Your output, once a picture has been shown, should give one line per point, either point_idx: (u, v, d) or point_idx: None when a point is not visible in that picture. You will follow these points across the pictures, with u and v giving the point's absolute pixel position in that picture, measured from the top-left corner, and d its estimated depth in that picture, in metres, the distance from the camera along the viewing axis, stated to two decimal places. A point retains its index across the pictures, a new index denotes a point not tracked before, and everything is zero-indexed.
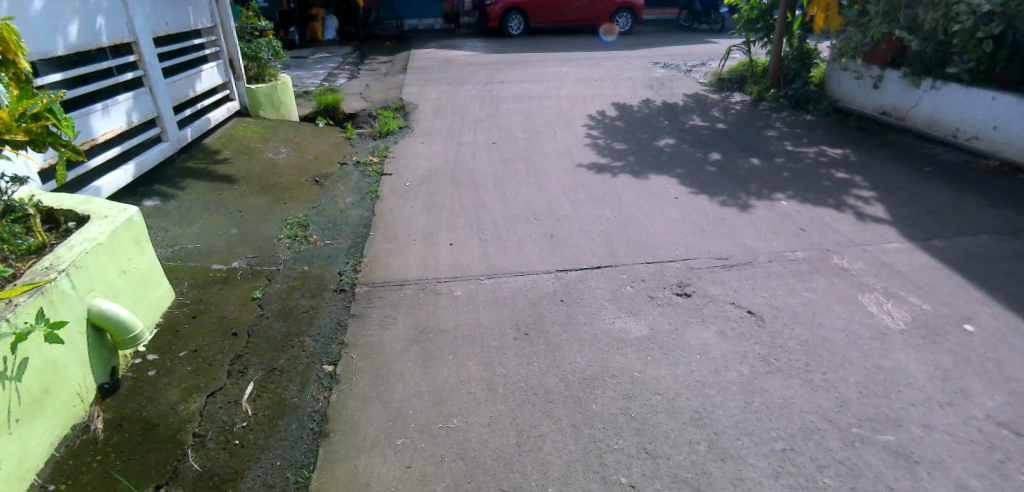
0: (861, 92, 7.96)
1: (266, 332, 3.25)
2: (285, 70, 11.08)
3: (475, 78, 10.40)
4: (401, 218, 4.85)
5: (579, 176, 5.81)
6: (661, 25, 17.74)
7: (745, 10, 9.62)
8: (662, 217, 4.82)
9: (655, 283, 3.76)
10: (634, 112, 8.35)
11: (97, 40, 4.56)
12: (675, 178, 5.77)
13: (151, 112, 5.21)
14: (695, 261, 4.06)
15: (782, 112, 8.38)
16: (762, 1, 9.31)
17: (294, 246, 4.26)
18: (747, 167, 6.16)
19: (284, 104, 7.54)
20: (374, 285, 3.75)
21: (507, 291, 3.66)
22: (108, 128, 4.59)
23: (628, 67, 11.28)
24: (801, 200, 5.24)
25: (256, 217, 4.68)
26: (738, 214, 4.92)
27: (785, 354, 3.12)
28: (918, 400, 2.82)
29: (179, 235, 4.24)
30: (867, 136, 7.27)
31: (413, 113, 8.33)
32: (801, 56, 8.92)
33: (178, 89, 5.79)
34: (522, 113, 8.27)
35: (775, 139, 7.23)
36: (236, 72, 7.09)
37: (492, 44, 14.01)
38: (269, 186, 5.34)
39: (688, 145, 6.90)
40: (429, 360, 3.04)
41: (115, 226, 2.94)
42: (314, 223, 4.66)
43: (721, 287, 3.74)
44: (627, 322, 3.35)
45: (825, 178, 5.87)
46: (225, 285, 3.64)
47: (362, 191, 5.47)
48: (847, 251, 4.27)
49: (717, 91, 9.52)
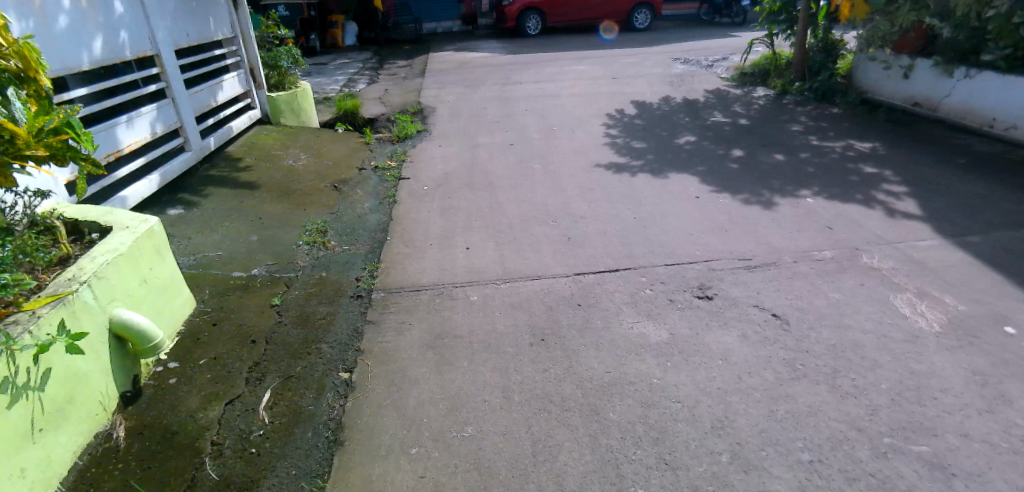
0: (891, 83, 8.06)
1: (284, 338, 3.26)
2: (306, 76, 11.27)
3: (492, 79, 10.43)
4: (418, 221, 4.87)
5: (597, 176, 5.74)
6: (681, 19, 17.58)
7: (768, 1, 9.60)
8: (682, 216, 4.73)
9: (675, 286, 3.68)
10: (654, 109, 8.28)
11: (121, 54, 4.66)
12: (696, 176, 5.66)
13: (174, 122, 5.31)
14: (716, 262, 3.96)
15: (808, 106, 8.46)
16: None
17: (313, 252, 4.29)
18: (771, 163, 6.03)
19: (305, 111, 7.66)
20: (390, 291, 3.74)
21: (523, 294, 3.63)
22: (132, 140, 4.69)
23: (648, 63, 11.22)
24: (827, 198, 5.10)
25: (276, 224, 4.74)
26: (761, 212, 4.82)
27: (812, 359, 3.02)
28: (953, 407, 2.71)
29: (200, 242, 4.31)
30: (895, 132, 7.09)
31: (432, 116, 8.38)
32: (826, 46, 8.97)
33: (200, 99, 5.89)
34: (540, 113, 8.26)
35: (800, 134, 7.07)
36: (257, 81, 7.22)
37: (511, 44, 14.04)
38: (290, 192, 5.44)
39: (709, 141, 6.78)
40: (444, 365, 3.02)
41: (136, 237, 2.99)
42: (333, 229, 4.70)
43: (744, 289, 3.65)
44: (646, 326, 3.28)
45: (853, 173, 5.71)
46: (245, 292, 3.68)
47: (380, 196, 5.50)
48: (878, 250, 4.16)
49: (740, 85, 9.63)
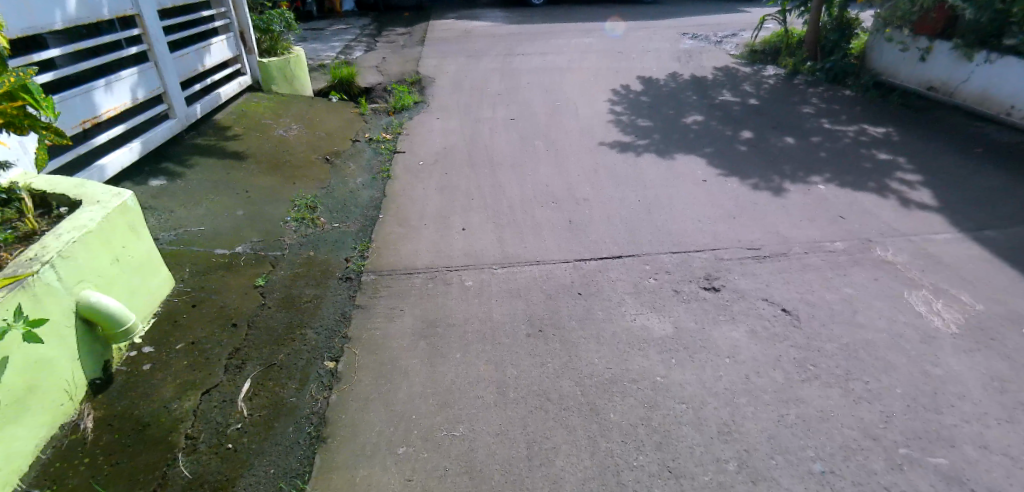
0: (906, 65, 7.84)
1: (267, 322, 3.08)
2: (302, 42, 10.92)
3: (494, 50, 10.10)
4: (414, 199, 4.67)
5: (600, 156, 5.52)
6: None
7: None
8: (688, 201, 4.53)
9: (680, 276, 3.50)
10: (661, 86, 8.02)
11: (97, 13, 4.37)
12: (704, 158, 5.45)
13: (157, 87, 5.05)
14: (724, 251, 3.77)
15: (819, 87, 8.21)
16: None
17: (301, 229, 4.10)
18: (781, 146, 5.81)
19: (298, 78, 7.39)
20: (381, 274, 3.55)
21: (521, 282, 3.45)
22: (111, 105, 4.45)
23: (655, 38, 10.89)
24: (839, 185, 4.90)
25: (263, 198, 4.59)
26: (771, 198, 4.62)
27: (823, 359, 2.86)
28: (971, 415, 2.56)
29: (184, 216, 4.19)
30: (909, 118, 6.86)
31: (431, 87, 8.10)
32: (840, 24, 8.77)
33: (186, 64, 5.62)
34: (544, 86, 8.00)
35: (811, 116, 6.83)
36: (248, 45, 6.92)
37: (514, 14, 13.62)
38: (280, 165, 5.26)
39: (717, 121, 6.54)
40: (436, 357, 2.85)
41: (108, 212, 2.78)
42: (323, 205, 4.52)
43: (752, 281, 3.48)
44: (650, 319, 3.11)
45: (866, 160, 5.51)
46: (227, 272, 3.50)
47: (374, 170, 5.29)
48: (891, 242, 3.98)
49: (749, 64, 9.37)
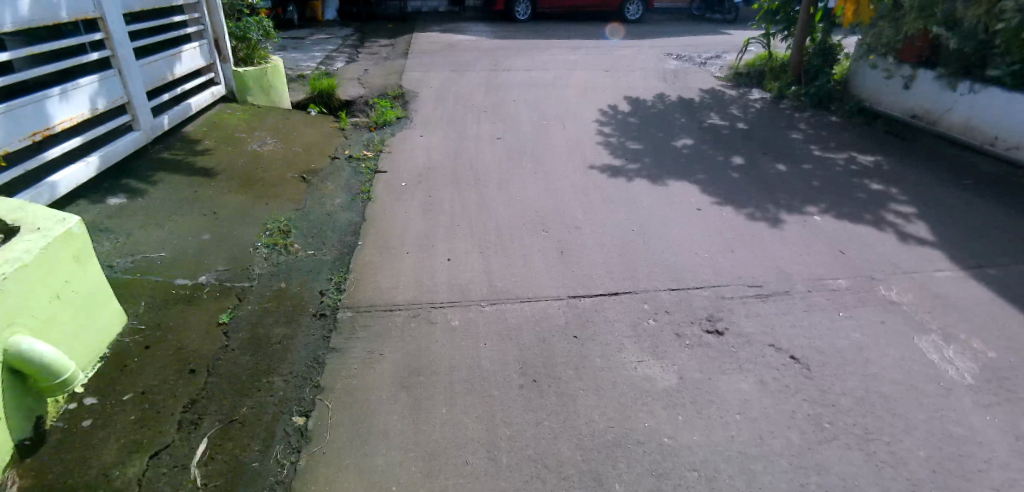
0: (890, 92, 7.83)
1: (229, 368, 2.77)
2: (280, 50, 10.59)
3: (479, 64, 9.89)
4: (395, 223, 4.38)
5: (591, 179, 5.31)
6: (671, 12, 17.22)
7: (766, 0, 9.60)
8: (684, 231, 4.34)
9: (682, 317, 3.28)
10: (649, 107, 7.89)
11: (56, 16, 4.02)
12: (697, 184, 5.28)
13: (121, 97, 4.69)
14: (726, 289, 3.57)
15: (806, 112, 8.18)
16: None
17: (273, 257, 3.82)
18: (774, 173, 5.67)
19: (275, 89, 7.06)
20: (359, 310, 3.26)
21: (512, 322, 3.19)
22: (67, 116, 4.09)
23: (640, 56, 10.82)
24: (836, 216, 4.76)
25: (232, 219, 4.26)
26: (769, 229, 4.45)
27: (840, 416, 2.66)
28: (1001, 482, 2.38)
29: (143, 239, 3.86)
30: (897, 146, 6.81)
31: (414, 101, 7.84)
32: (823, 51, 8.78)
33: (154, 72, 5.27)
34: (530, 103, 7.79)
35: (801, 142, 6.74)
36: (222, 53, 6.58)
37: (498, 28, 13.46)
38: (252, 183, 4.93)
39: (708, 145, 6.40)
40: (420, 412, 2.57)
41: (49, 242, 2.44)
42: (297, 229, 4.22)
43: (758, 324, 3.27)
44: (652, 368, 2.88)
45: (860, 189, 5.39)
46: (188, 306, 3.18)
47: (353, 191, 4.99)
48: (895, 280, 3.83)
49: (735, 86, 9.34)
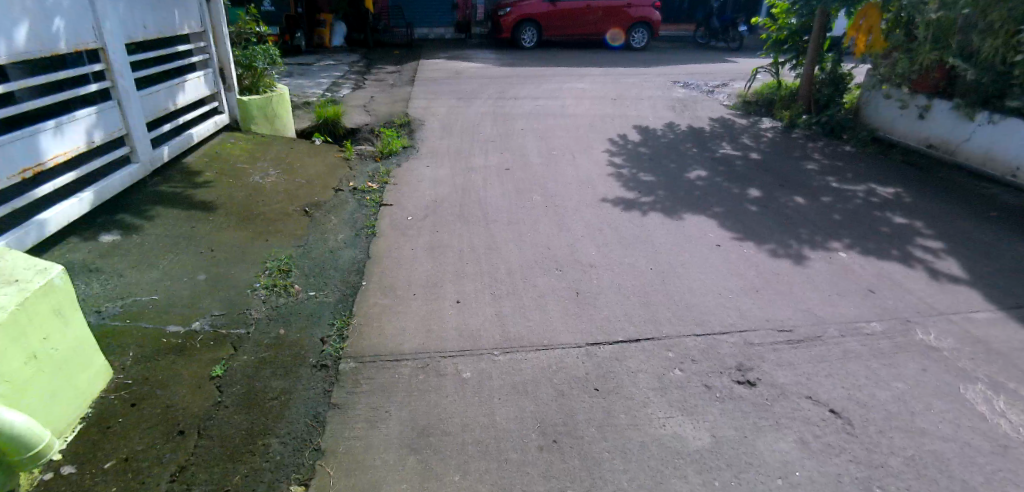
0: (904, 121, 7.69)
1: (222, 430, 2.58)
2: (287, 77, 10.54)
3: (485, 93, 9.80)
4: (401, 262, 4.18)
5: (604, 213, 5.12)
6: (676, 41, 17.30)
7: (774, 30, 9.56)
8: (705, 269, 4.11)
9: (709, 365, 3.02)
10: (659, 137, 7.75)
11: (53, 46, 3.87)
12: (714, 218, 5.08)
13: (119, 129, 4.55)
14: (754, 334, 3.31)
15: (819, 141, 8.03)
16: (792, 21, 9.18)
17: (272, 299, 3.62)
18: (792, 207, 5.46)
19: (280, 118, 6.94)
20: (363, 360, 3.04)
21: (526, 373, 2.95)
22: (60, 150, 3.92)
23: (648, 85, 10.75)
24: (862, 251, 4.52)
25: (230, 258, 4.09)
26: (793, 266, 4.22)
27: (892, 481, 2.41)
28: None
29: (136, 281, 3.69)
30: (915, 177, 6.62)
31: (420, 130, 7.71)
32: (834, 81, 8.66)
33: (156, 102, 5.14)
34: (538, 133, 7.66)
35: (817, 174, 6.56)
36: (227, 82, 6.47)
37: (504, 56, 13.46)
38: (251, 217, 4.75)
39: (723, 178, 6.21)
40: (428, 481, 2.34)
41: (27, 298, 2.27)
42: (298, 268, 4.04)
43: (791, 373, 3.00)
44: (680, 426, 2.64)
45: (883, 222, 5.18)
46: (179, 358, 3.01)
47: (357, 226, 4.80)
48: (932, 322, 3.57)
49: (745, 115, 9.22)
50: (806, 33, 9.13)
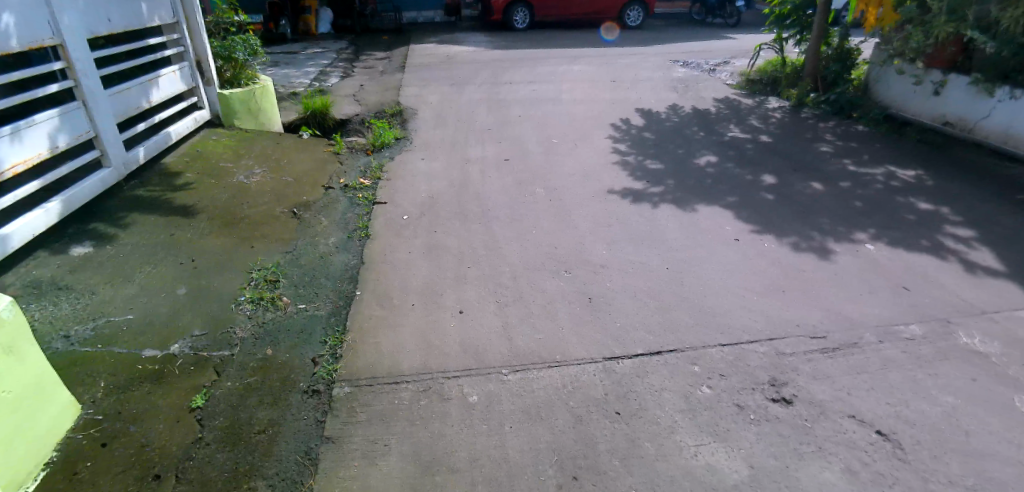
0: (918, 98, 7.36)
1: (202, 472, 2.34)
2: (273, 67, 10.13)
3: (479, 78, 9.43)
4: (397, 267, 3.89)
5: (611, 206, 4.82)
6: (671, 19, 16.85)
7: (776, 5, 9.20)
8: (724, 267, 3.83)
9: (740, 381, 2.77)
10: (663, 120, 7.42)
11: (5, 45, 3.56)
12: (729, 209, 4.78)
13: (86, 132, 4.27)
14: (785, 342, 3.04)
15: (829, 121, 7.71)
16: None
17: (258, 314, 3.37)
18: (809, 193, 5.17)
19: (265, 111, 6.61)
20: (359, 384, 2.77)
21: (540, 394, 2.68)
22: (19, 158, 3.68)
23: (647, 66, 10.37)
24: (889, 242, 4.24)
25: (213, 268, 3.81)
26: (818, 262, 3.94)
27: None
28: None
29: (110, 298, 3.43)
30: (934, 158, 6.33)
31: (412, 120, 7.36)
32: (840, 56, 8.40)
33: (127, 100, 4.84)
34: (536, 121, 7.33)
35: (832, 156, 6.26)
36: (206, 76, 6.14)
37: (497, 38, 13.02)
38: (235, 221, 4.45)
39: (733, 163, 5.91)
40: None
41: None
42: (287, 277, 3.77)
43: (830, 388, 2.75)
44: (714, 456, 2.39)
45: (906, 209, 4.89)
46: (156, 385, 2.77)
47: (349, 227, 4.51)
48: (974, 323, 3.30)
49: (750, 95, 8.88)
50: (811, 8, 8.77)
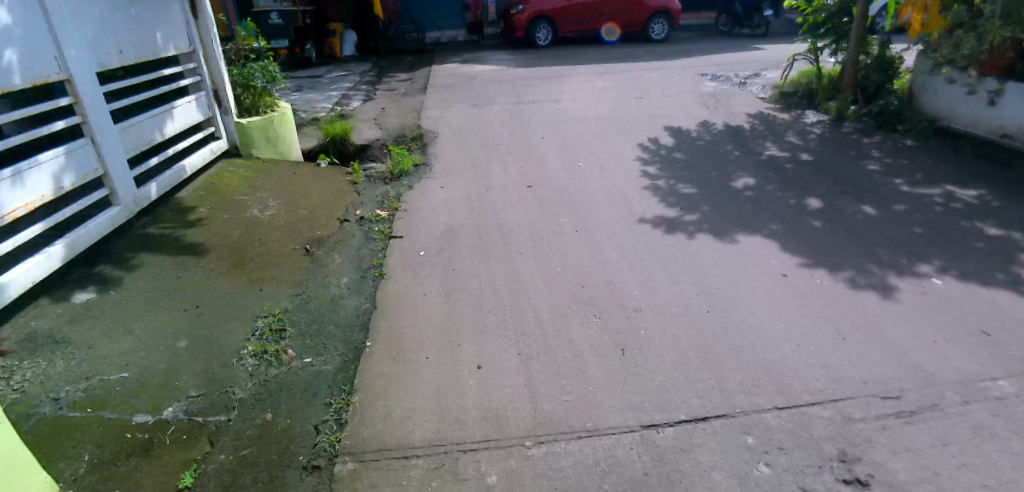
0: (971, 107, 6.82)
1: None
2: (295, 92, 10.08)
3: (501, 97, 9.18)
4: (412, 312, 3.60)
5: (643, 237, 4.46)
6: (697, 30, 16.44)
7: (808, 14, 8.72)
8: (774, 308, 3.43)
9: (804, 457, 2.40)
10: (694, 139, 7.03)
11: (6, 82, 3.39)
12: (774, 238, 4.37)
13: (94, 169, 4.07)
14: (852, 405, 2.66)
15: (874, 136, 7.22)
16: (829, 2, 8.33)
17: (261, 371, 3.12)
18: (861, 218, 4.73)
19: (282, 140, 6.45)
20: (362, 457, 2.57)
21: (568, 473, 2.39)
22: (21, 201, 3.46)
23: (675, 80, 10.00)
24: (959, 277, 3.78)
25: (218, 316, 3.57)
26: (881, 301, 3.51)
27: None
28: None
29: (106, 353, 3.20)
30: (997, 174, 5.79)
31: (433, 144, 7.12)
32: (882, 65, 7.93)
33: (139, 134, 4.66)
34: (560, 142, 7.02)
35: (882, 175, 5.78)
36: (223, 105, 5.98)
37: (519, 56, 12.81)
38: (245, 261, 4.21)
39: (774, 185, 5.50)
40: None
41: None
42: (295, 325, 3.51)
43: (911, 465, 2.36)
44: None
45: (975, 236, 4.40)
46: (143, 462, 2.53)
47: (364, 266, 4.25)
48: None
49: (786, 108, 8.43)
50: (846, 15, 8.27)
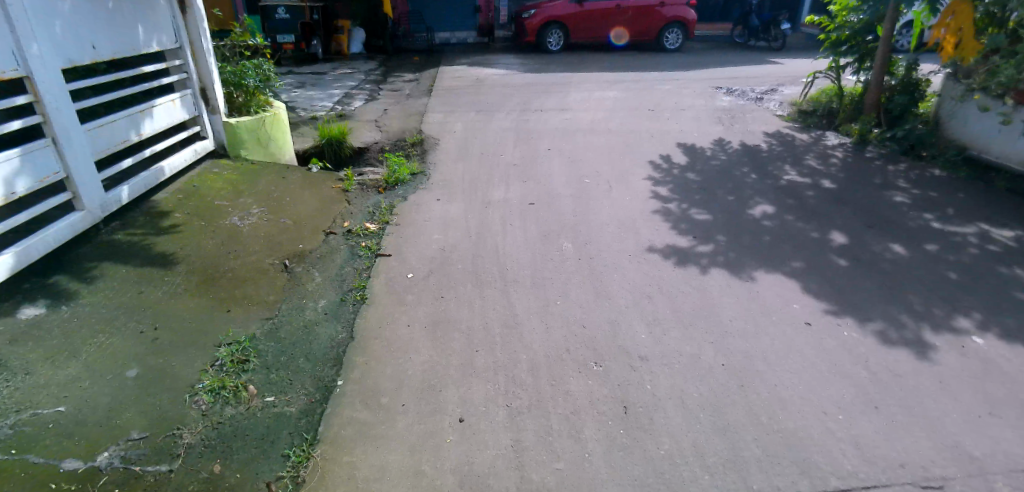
0: (1003, 138, 6.31)
1: None
2: (295, 88, 9.73)
3: (508, 104, 8.82)
4: (392, 347, 3.24)
5: (652, 270, 4.09)
6: (711, 42, 16.07)
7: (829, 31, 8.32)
8: (796, 364, 3.06)
9: None
10: (709, 158, 6.65)
11: None
12: (795, 277, 4.00)
13: (54, 173, 3.72)
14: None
15: (900, 163, 6.83)
16: (853, 19, 7.92)
17: (214, 412, 2.75)
18: (890, 258, 4.34)
19: (274, 142, 6.12)
20: None
21: None
22: None
23: (690, 93, 9.62)
24: (1002, 334, 3.40)
25: (176, 341, 3.21)
26: (916, 360, 3.13)
27: None
28: None
29: (43, 381, 2.83)
30: None
31: (432, 151, 6.77)
32: (907, 87, 7.53)
33: (112, 135, 4.31)
34: (566, 156, 6.65)
35: (910, 209, 5.39)
36: (210, 104, 5.63)
37: (528, 61, 12.45)
38: (216, 277, 3.86)
39: (793, 215, 5.13)
40: None
41: None
42: (260, 356, 3.15)
43: None
44: None
45: (1015, 285, 4.01)
46: None
47: (345, 287, 3.89)
48: None
49: (805, 129, 8.04)
50: (871, 34, 7.86)
